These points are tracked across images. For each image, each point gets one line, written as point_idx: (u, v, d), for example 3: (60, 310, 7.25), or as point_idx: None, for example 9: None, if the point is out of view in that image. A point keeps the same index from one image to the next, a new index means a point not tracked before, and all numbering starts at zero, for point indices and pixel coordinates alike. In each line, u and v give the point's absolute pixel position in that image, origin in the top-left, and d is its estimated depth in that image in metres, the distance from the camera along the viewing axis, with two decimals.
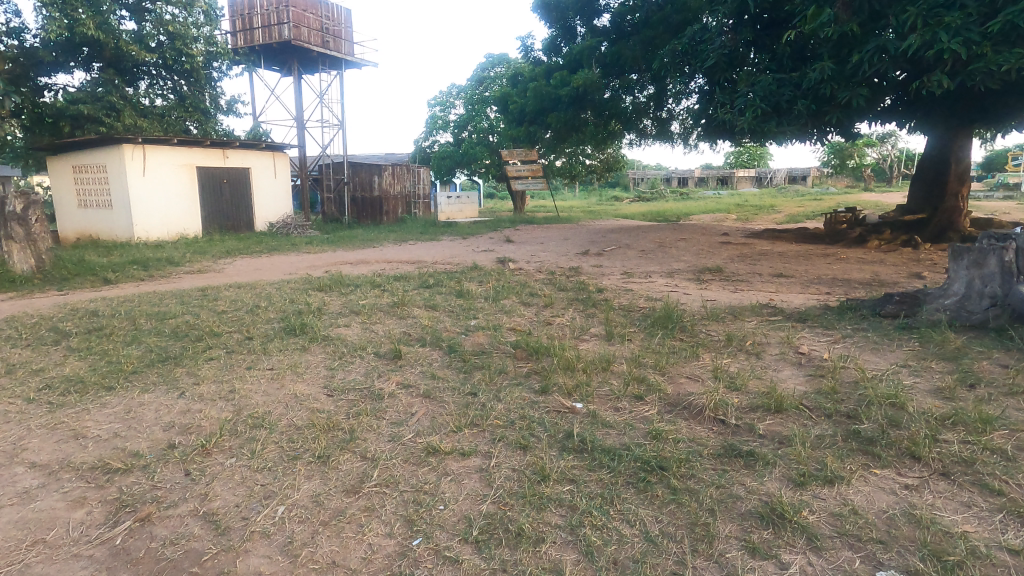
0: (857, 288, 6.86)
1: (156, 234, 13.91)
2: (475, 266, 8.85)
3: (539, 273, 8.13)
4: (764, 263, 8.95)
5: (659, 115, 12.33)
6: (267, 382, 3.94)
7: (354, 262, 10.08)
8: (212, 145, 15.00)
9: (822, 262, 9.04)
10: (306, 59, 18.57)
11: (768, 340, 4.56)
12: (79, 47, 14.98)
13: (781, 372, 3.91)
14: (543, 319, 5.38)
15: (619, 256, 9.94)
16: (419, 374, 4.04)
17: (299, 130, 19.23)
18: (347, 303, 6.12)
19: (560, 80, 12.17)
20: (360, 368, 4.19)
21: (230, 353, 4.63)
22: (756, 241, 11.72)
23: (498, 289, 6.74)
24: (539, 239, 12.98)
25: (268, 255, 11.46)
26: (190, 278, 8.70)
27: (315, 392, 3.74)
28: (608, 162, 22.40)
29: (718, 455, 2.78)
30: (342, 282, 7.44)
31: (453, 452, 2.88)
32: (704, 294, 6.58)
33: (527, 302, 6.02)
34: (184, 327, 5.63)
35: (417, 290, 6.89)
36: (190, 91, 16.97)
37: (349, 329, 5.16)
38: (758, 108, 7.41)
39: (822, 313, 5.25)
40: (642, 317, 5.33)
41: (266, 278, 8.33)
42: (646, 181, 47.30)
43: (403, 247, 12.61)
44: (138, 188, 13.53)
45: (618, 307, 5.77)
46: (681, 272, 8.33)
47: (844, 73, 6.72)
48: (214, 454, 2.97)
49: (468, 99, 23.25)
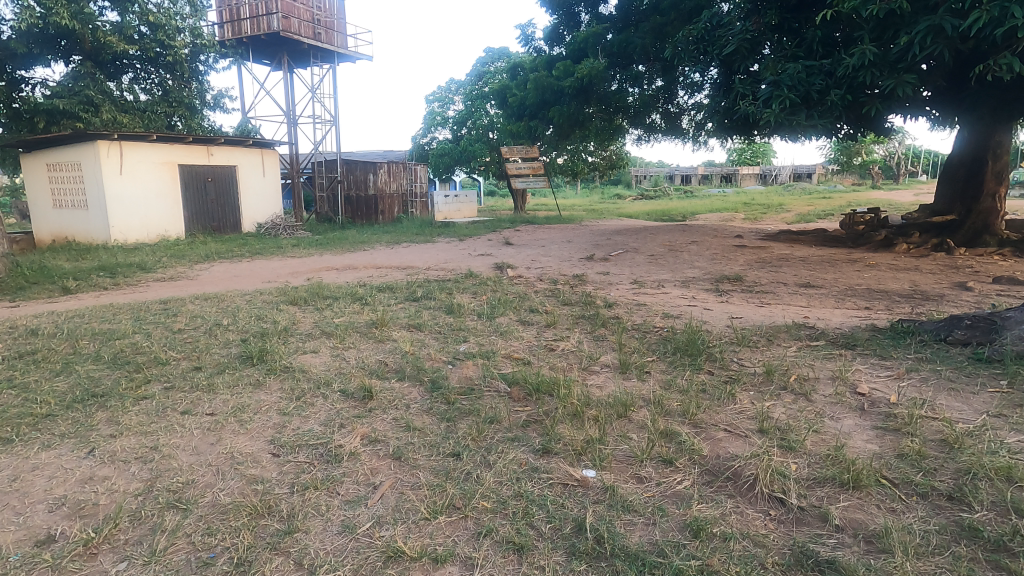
0: (899, 301, 6.08)
1: (135, 236, 13.11)
2: (471, 273, 8.09)
3: (540, 283, 7.38)
4: (787, 270, 8.19)
5: (668, 109, 11.53)
6: (201, 435, 3.16)
7: (340, 268, 9.31)
8: (196, 142, 14.24)
9: (850, 267, 8.27)
10: (297, 52, 17.77)
11: (816, 375, 3.78)
12: (57, 38, 14.23)
13: (841, 422, 3.14)
14: (546, 343, 4.60)
15: (626, 261, 9.19)
16: (392, 423, 3.27)
17: (291, 125, 18.49)
18: (320, 322, 5.34)
19: (563, 71, 11.40)
20: (321, 414, 3.41)
21: (169, 390, 3.83)
22: (773, 244, 10.96)
23: (495, 303, 5.96)
24: (540, 242, 12.20)
25: (249, 260, 10.69)
26: (158, 287, 7.96)
27: (258, 451, 2.97)
28: (611, 160, 21.63)
29: (787, 568, 2.02)
30: (320, 294, 6.66)
31: (422, 559, 2.11)
32: (728, 310, 5.82)
33: (526, 321, 5.24)
34: (129, 351, 4.86)
35: (403, 304, 6.12)
36: (175, 86, 16.24)
37: (315, 357, 4.40)
38: (788, 98, 6.60)
39: (872, 337, 4.50)
40: (660, 342, 4.55)
41: (240, 288, 7.59)
42: (650, 179, 46.61)
43: (395, 250, 11.85)
44: (115, 188, 12.74)
45: (631, 328, 4.99)
46: (697, 280, 7.58)
47: (888, 58, 5.93)
48: (99, 557, 2.20)
49: (467, 95, 22.55)
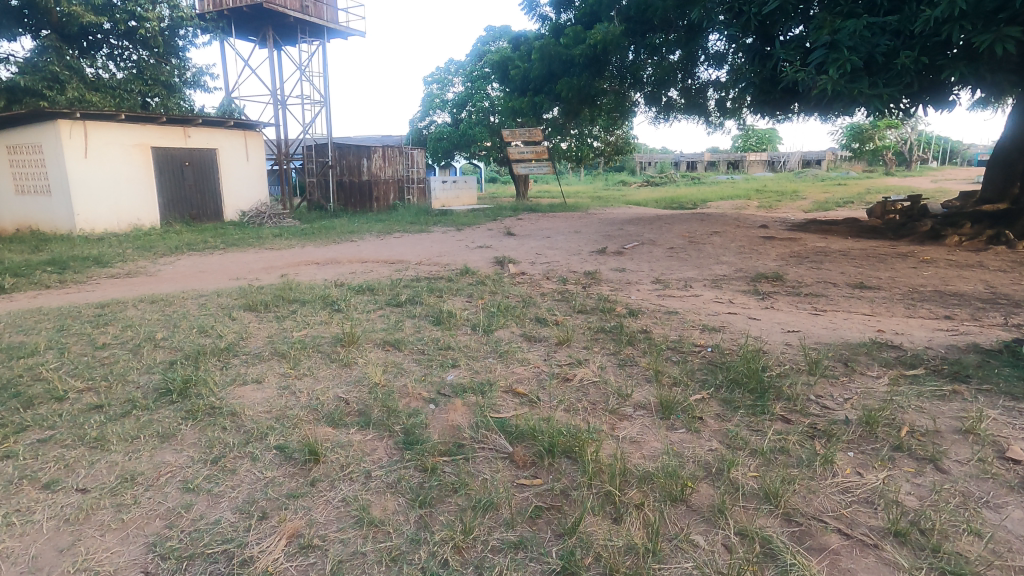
0: (983, 308, 5.04)
1: (104, 225, 12.04)
2: (467, 270, 7.02)
3: (546, 283, 6.33)
4: (831, 267, 7.11)
5: (689, 84, 10.38)
6: (54, 532, 2.13)
7: (320, 263, 8.23)
8: (171, 123, 13.10)
9: (904, 264, 7.20)
10: (283, 26, 16.45)
11: (940, 426, 2.74)
12: (20, 10, 13.10)
13: (1009, 518, 2.11)
14: (558, 371, 3.54)
15: (643, 255, 8.13)
16: (340, 510, 2.24)
17: (277, 106, 17.31)
18: (275, 337, 4.27)
19: (572, 38, 10.30)
20: (240, 490, 2.38)
21: (43, 445, 2.78)
22: (804, 235, 9.87)
23: (493, 311, 4.90)
24: (544, 232, 11.13)
25: (221, 252, 9.64)
26: (107, 286, 6.90)
27: (123, 569, 1.95)
28: (618, 145, 20.42)
29: None
30: (286, 297, 5.60)
31: None
32: (778, 320, 4.77)
33: (533, 336, 4.17)
34: (25, 375, 3.79)
35: (382, 311, 5.06)
36: (152, 63, 15.10)
37: (257, 392, 3.32)
38: (848, 62, 5.47)
39: (985, 363, 3.47)
40: (708, 370, 3.50)
41: (198, 288, 6.55)
42: (655, 166, 45.39)
43: (386, 241, 10.79)
44: (79, 172, 11.62)
45: (666, 347, 3.94)
46: (729, 279, 6.53)
47: (982, 8, 4.89)
48: None
49: (468, 76, 21.29)
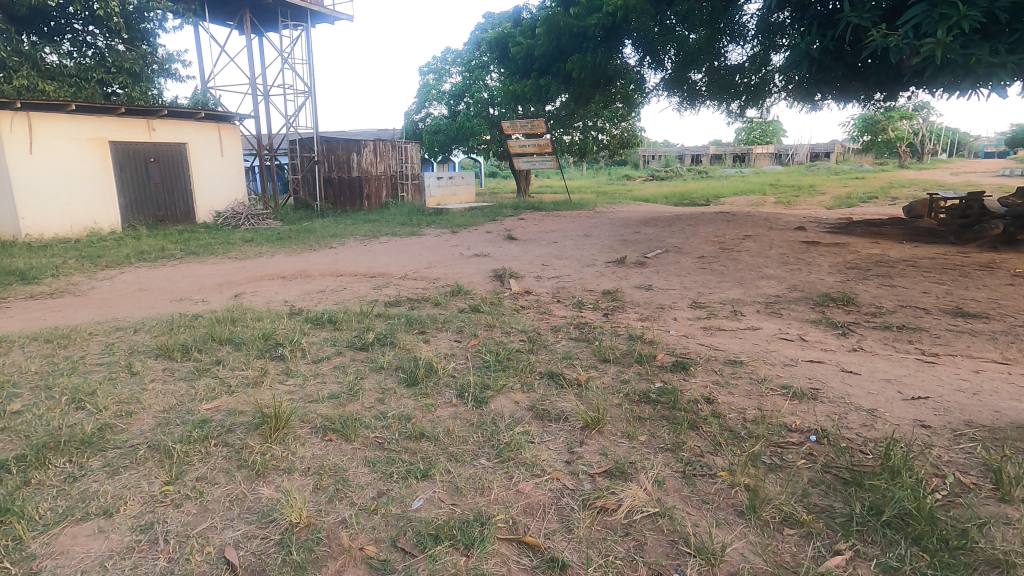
0: None
1: (54, 229, 10.71)
2: (458, 289, 5.69)
3: (558, 308, 5.02)
4: (907, 283, 5.79)
5: (717, 64, 9.05)
6: None
7: (285, 278, 6.90)
8: (132, 114, 11.73)
9: (996, 278, 5.86)
10: (262, 8, 15.03)
11: None
12: None
13: None
14: (591, 491, 2.22)
15: (672, 266, 6.79)
16: None
17: (256, 96, 15.89)
18: (171, 414, 2.93)
19: (587, 4, 9.00)
20: None
21: None
22: (853, 239, 8.52)
23: (489, 361, 3.55)
24: (550, 236, 9.79)
25: (176, 262, 8.32)
26: (16, 312, 5.61)
27: None
28: (625, 137, 18.98)
29: None
30: (218, 333, 4.25)
31: None
32: (886, 372, 3.44)
33: (546, 414, 2.84)
34: None
35: (338, 359, 3.71)
36: (118, 49, 13.72)
37: (93, 544, 1.99)
38: (965, 20, 4.44)
39: None
40: (835, 490, 2.18)
41: (121, 316, 5.23)
42: (659, 159, 43.99)
43: (369, 248, 9.45)
44: (24, 170, 10.25)
45: (753, 432, 2.61)
46: (790, 301, 5.20)
47: None
48: None
49: (466, 64, 19.88)
